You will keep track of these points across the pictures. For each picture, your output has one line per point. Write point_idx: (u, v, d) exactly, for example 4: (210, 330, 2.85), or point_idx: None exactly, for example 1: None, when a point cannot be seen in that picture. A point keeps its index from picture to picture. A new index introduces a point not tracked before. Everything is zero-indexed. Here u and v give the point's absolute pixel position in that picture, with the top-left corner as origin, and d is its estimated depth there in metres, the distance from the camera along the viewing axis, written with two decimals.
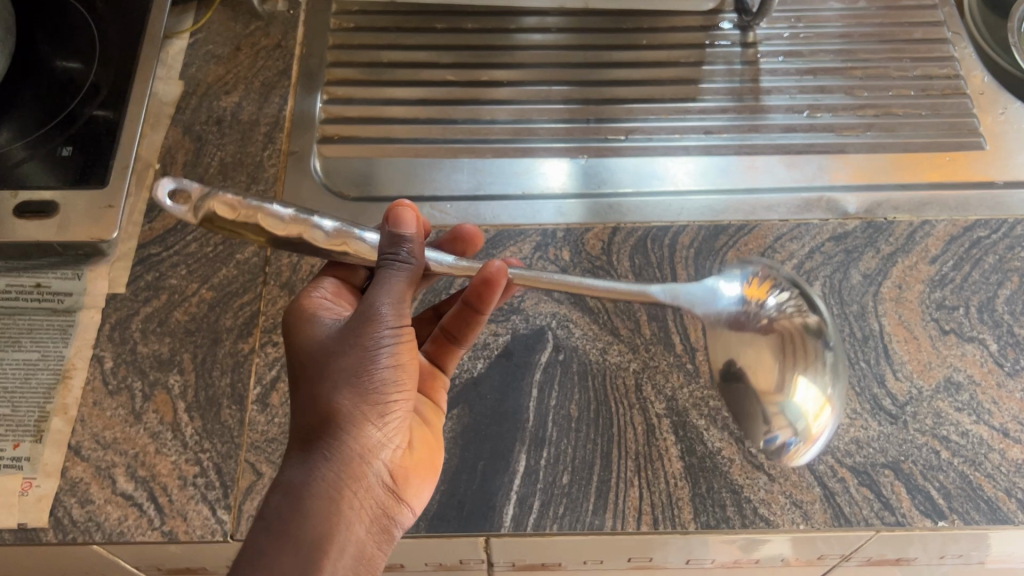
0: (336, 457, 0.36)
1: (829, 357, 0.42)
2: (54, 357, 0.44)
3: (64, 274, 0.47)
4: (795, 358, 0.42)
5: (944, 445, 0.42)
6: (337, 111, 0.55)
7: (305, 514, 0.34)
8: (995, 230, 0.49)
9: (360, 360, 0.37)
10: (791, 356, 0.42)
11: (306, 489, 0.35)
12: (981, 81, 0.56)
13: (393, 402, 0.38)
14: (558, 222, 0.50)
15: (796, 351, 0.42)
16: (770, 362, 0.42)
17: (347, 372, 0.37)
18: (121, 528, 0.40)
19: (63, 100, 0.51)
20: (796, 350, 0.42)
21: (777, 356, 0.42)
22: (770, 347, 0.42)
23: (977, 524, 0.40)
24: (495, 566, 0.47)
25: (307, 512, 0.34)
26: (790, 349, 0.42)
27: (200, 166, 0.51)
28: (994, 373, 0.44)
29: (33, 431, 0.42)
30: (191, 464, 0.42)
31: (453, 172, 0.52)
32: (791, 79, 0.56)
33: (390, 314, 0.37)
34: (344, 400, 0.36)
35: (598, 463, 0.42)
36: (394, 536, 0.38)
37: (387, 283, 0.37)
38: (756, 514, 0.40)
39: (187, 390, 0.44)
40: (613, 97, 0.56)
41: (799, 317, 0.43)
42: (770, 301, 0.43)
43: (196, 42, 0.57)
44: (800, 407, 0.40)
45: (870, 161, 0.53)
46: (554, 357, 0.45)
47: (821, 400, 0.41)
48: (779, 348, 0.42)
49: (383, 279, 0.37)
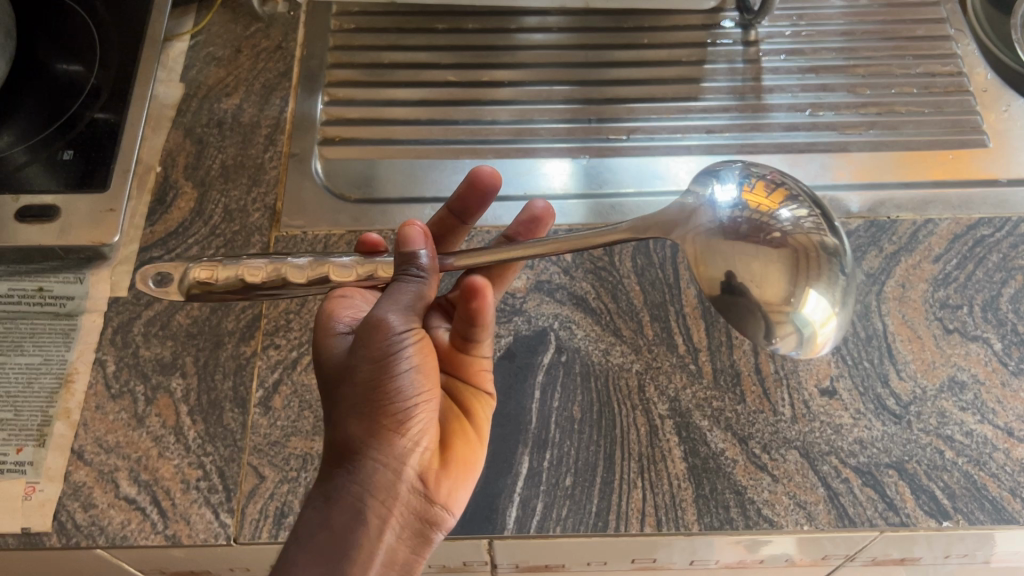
0: (356, 467, 0.36)
1: (842, 277, 0.38)
2: (57, 361, 0.44)
3: (66, 278, 0.47)
4: (797, 276, 0.38)
5: (948, 444, 0.42)
6: (338, 112, 0.55)
7: (332, 530, 0.34)
8: (999, 228, 0.49)
9: (377, 370, 0.37)
10: (795, 273, 0.38)
11: (329, 500, 0.35)
12: (984, 78, 0.56)
13: (409, 405, 0.37)
14: (560, 222, 0.50)
15: (803, 271, 0.38)
16: (774, 279, 0.38)
17: (361, 386, 0.37)
18: (124, 532, 0.40)
19: (64, 104, 0.51)
20: (804, 271, 0.38)
21: (785, 270, 0.38)
22: (782, 262, 0.38)
23: (981, 524, 0.40)
24: (499, 568, 0.47)
25: (334, 521, 0.35)
26: (802, 265, 0.38)
27: (202, 169, 0.51)
28: (998, 372, 0.44)
29: (36, 436, 0.42)
30: (194, 467, 0.42)
31: (454, 172, 0.52)
32: (793, 77, 0.56)
33: (398, 322, 0.37)
34: (358, 412, 0.37)
35: (601, 464, 0.42)
36: (431, 540, 0.38)
37: (392, 295, 0.38)
38: (760, 515, 0.40)
39: (190, 394, 0.44)
40: (614, 97, 0.55)
41: (817, 234, 0.39)
42: (783, 212, 0.39)
43: (197, 44, 0.57)
44: (807, 316, 0.37)
45: (873, 159, 0.52)
46: (557, 358, 0.45)
47: (829, 312, 0.37)
48: (788, 261, 0.38)
49: (388, 292, 0.38)
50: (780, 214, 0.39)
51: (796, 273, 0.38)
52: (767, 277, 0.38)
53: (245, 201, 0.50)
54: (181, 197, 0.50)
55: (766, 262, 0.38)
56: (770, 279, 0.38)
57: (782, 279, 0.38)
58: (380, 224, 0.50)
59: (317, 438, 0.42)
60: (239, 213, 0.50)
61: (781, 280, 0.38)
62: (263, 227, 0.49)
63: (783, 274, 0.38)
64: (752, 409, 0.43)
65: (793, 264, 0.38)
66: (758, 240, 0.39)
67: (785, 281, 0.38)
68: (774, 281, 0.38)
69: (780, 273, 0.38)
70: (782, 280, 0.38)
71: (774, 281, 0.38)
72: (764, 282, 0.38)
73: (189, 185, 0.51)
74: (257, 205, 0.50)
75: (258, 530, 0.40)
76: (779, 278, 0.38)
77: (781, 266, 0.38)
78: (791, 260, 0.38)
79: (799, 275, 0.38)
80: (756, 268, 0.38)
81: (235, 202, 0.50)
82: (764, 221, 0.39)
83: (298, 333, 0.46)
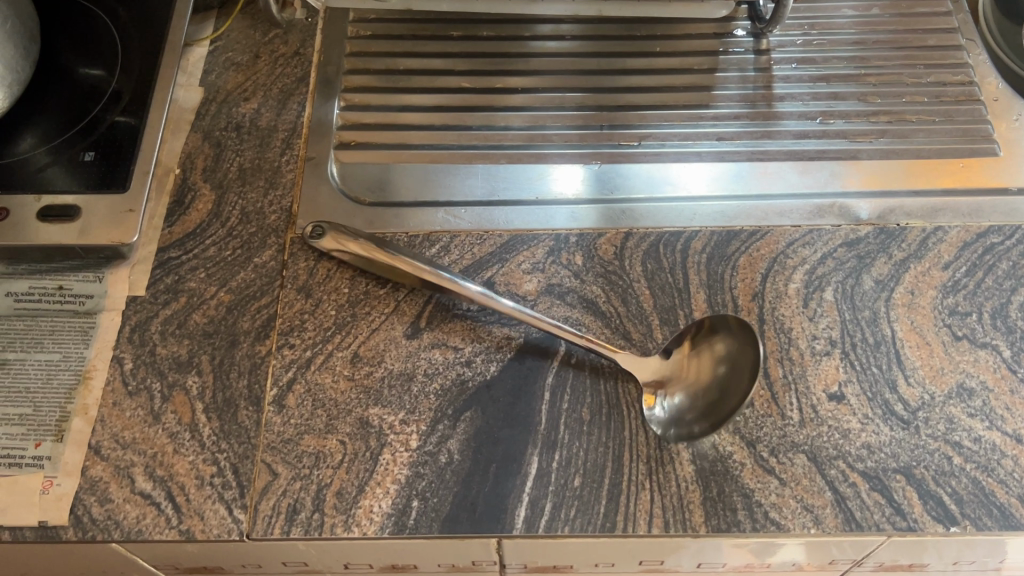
0: None
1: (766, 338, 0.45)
2: (76, 357, 0.45)
3: (86, 277, 0.48)
4: (705, 343, 0.45)
5: (956, 451, 0.42)
6: (353, 116, 0.55)
7: None
8: (1009, 237, 0.49)
9: None
10: (704, 351, 0.45)
11: None
12: (995, 87, 0.56)
13: None
14: (572, 227, 0.50)
15: (702, 339, 0.45)
16: (705, 358, 0.45)
17: None
18: (139, 526, 0.41)
19: (86, 107, 0.52)
20: (700, 338, 0.46)
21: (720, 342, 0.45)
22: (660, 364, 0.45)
23: (989, 530, 0.40)
24: (507, 568, 0.47)
25: None
26: (688, 344, 0.45)
27: (219, 172, 0.52)
28: (1007, 379, 0.44)
29: (54, 431, 0.43)
30: (208, 464, 0.42)
31: (467, 176, 0.53)
32: (804, 85, 0.57)
33: None
34: None
35: (609, 466, 0.42)
36: None
37: None
38: (767, 518, 0.41)
39: (205, 391, 0.44)
40: (626, 104, 0.56)
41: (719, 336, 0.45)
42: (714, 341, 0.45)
43: (216, 49, 0.58)
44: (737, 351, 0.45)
45: (883, 167, 0.53)
46: (566, 361, 0.45)
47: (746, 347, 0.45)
48: (680, 378, 0.45)
49: None
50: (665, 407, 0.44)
51: (698, 344, 0.45)
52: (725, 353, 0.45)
53: (262, 204, 0.51)
54: (199, 198, 0.51)
55: (691, 390, 0.44)
56: (710, 368, 0.45)
57: (703, 357, 0.45)
58: (394, 227, 0.50)
59: (329, 437, 0.43)
60: (256, 215, 0.51)
61: (723, 340, 0.45)
62: (280, 229, 0.50)
63: (703, 367, 0.45)
64: (761, 413, 0.43)
65: (693, 356, 0.45)
66: (683, 403, 0.44)
67: (724, 339, 0.45)
68: (720, 352, 0.45)
69: (702, 370, 0.45)
70: (717, 358, 0.45)
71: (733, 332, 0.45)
72: (715, 367, 0.45)
73: (207, 187, 0.52)
74: (274, 208, 0.51)
75: (270, 526, 0.41)
76: (707, 367, 0.45)
77: (693, 381, 0.44)
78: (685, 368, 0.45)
79: (704, 358, 0.45)
80: (699, 384, 0.44)
81: (252, 204, 0.51)
82: (669, 413, 0.44)
83: (312, 333, 0.46)
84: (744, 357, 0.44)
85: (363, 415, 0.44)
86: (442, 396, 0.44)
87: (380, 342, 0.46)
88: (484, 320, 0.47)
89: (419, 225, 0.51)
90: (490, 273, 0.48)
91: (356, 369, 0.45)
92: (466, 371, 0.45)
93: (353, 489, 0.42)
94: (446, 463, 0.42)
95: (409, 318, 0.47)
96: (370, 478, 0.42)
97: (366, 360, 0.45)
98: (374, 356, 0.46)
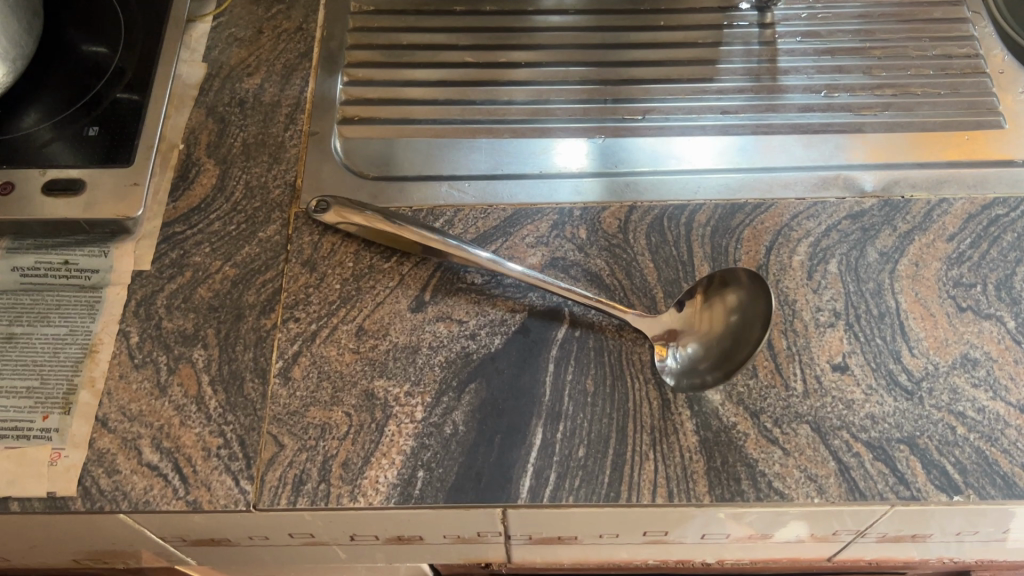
0: None
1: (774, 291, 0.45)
2: (82, 331, 0.45)
3: (91, 252, 0.48)
4: (718, 296, 0.46)
5: (960, 421, 0.42)
6: (357, 91, 0.55)
7: None
8: (1014, 208, 0.49)
9: None
10: (716, 304, 0.46)
11: None
12: (1001, 60, 0.56)
13: None
14: (575, 201, 0.50)
15: (714, 292, 0.46)
16: (718, 309, 0.45)
17: None
18: (146, 497, 0.41)
19: (89, 83, 0.52)
20: (713, 291, 0.46)
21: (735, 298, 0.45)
22: (674, 316, 0.45)
23: (992, 499, 0.40)
24: (512, 539, 0.47)
25: None
26: (700, 298, 0.46)
27: (223, 147, 0.52)
28: (1011, 350, 0.44)
29: (61, 403, 0.43)
30: (214, 436, 0.43)
31: (471, 151, 0.53)
32: (809, 58, 0.56)
33: None
34: None
35: (613, 437, 0.42)
36: None
37: None
38: (770, 487, 0.41)
39: (211, 363, 0.45)
40: (630, 78, 0.56)
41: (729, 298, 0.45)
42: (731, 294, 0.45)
43: (219, 25, 0.58)
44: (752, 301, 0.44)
45: (888, 140, 0.52)
46: (571, 334, 0.45)
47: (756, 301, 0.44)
48: (694, 329, 0.45)
49: None
50: (678, 357, 0.44)
51: (711, 298, 0.46)
52: (737, 304, 0.45)
53: (265, 178, 0.51)
54: (203, 173, 0.51)
55: (704, 340, 0.45)
56: (723, 319, 0.45)
57: (715, 309, 0.45)
58: (398, 201, 0.50)
59: (335, 409, 0.43)
60: (260, 190, 0.51)
61: (734, 292, 0.45)
62: (284, 204, 0.50)
63: (715, 319, 0.45)
64: (764, 384, 0.43)
65: (706, 308, 0.46)
66: (696, 353, 0.45)
67: (736, 291, 0.45)
68: (731, 303, 0.45)
69: (715, 321, 0.45)
70: (730, 309, 0.45)
71: (742, 284, 0.45)
72: (728, 319, 0.45)
73: (211, 162, 0.52)
74: (278, 182, 0.51)
75: (276, 497, 0.41)
76: (720, 317, 0.45)
77: (706, 330, 0.45)
78: (698, 319, 0.45)
79: (716, 309, 0.45)
80: (711, 334, 0.45)
81: (256, 179, 0.51)
82: (682, 364, 0.44)
83: (317, 307, 0.46)
84: (755, 308, 0.44)
85: (369, 387, 0.44)
86: (447, 368, 0.44)
87: (385, 315, 0.46)
88: (489, 293, 0.47)
89: (423, 199, 0.51)
90: (494, 246, 0.48)
91: (361, 342, 0.45)
92: (470, 344, 0.45)
93: (359, 460, 0.42)
94: (452, 435, 0.42)
95: (414, 291, 0.47)
96: (375, 449, 0.42)
97: (371, 332, 0.46)
98: (379, 329, 0.46)
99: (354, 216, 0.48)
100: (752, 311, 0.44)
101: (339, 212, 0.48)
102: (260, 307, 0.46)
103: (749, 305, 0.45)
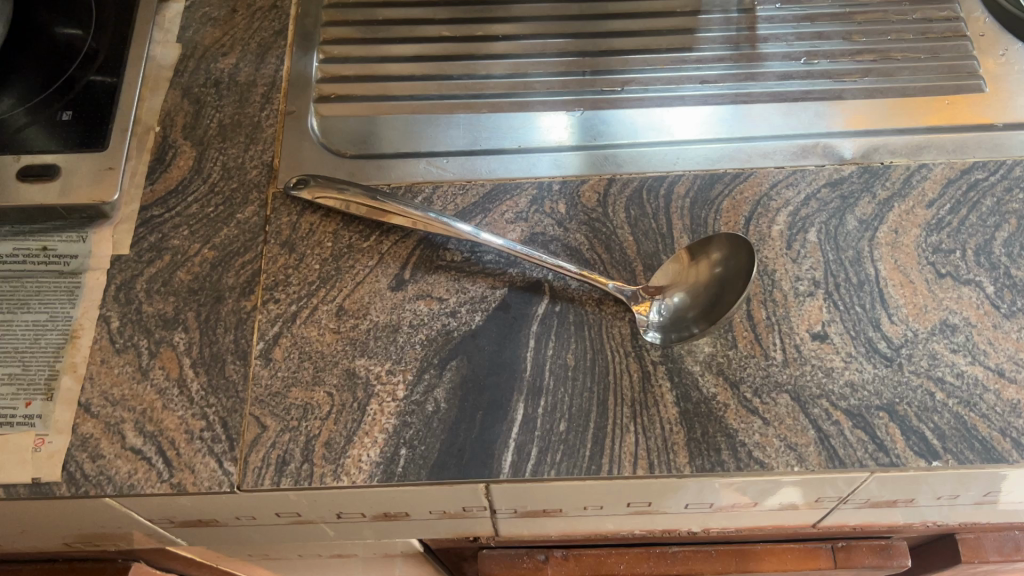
0: None
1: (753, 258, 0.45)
2: (63, 318, 0.45)
3: (70, 238, 0.48)
4: (704, 253, 0.46)
5: (939, 387, 0.42)
6: (333, 69, 0.55)
7: None
8: (993, 172, 0.49)
9: None
10: (703, 259, 0.46)
11: None
12: (981, 23, 0.56)
13: None
14: (554, 175, 0.50)
15: (699, 248, 0.46)
16: (703, 264, 0.46)
17: None
18: (131, 481, 0.41)
19: (61, 66, 0.52)
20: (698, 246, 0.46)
21: (718, 260, 0.46)
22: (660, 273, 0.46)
23: (970, 463, 0.40)
24: (498, 513, 0.48)
25: None
26: (686, 256, 0.46)
27: (199, 129, 0.52)
28: (990, 316, 0.44)
29: (44, 390, 0.43)
30: (197, 418, 0.43)
31: (449, 127, 0.52)
32: (788, 26, 0.56)
33: None
34: None
35: (595, 410, 0.42)
36: None
37: None
38: (751, 457, 0.41)
39: (192, 346, 0.45)
40: (608, 49, 0.56)
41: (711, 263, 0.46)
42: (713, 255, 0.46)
43: (192, 5, 0.57)
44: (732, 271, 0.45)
45: (867, 106, 0.52)
46: (551, 309, 0.45)
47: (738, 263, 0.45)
48: (679, 285, 0.46)
49: None
50: (663, 310, 0.45)
51: (698, 255, 0.46)
52: (723, 258, 0.46)
53: (243, 158, 0.51)
54: (180, 155, 0.51)
55: (690, 294, 0.45)
56: (708, 272, 0.45)
57: (702, 265, 0.46)
58: (377, 179, 0.50)
59: (317, 389, 0.43)
60: (237, 171, 0.51)
61: (719, 247, 0.46)
62: (261, 184, 0.50)
63: (700, 273, 0.46)
64: (744, 354, 0.44)
65: (693, 264, 0.46)
66: (681, 305, 0.45)
67: (720, 245, 0.46)
68: (717, 257, 0.46)
69: (701, 276, 0.45)
70: (715, 262, 0.46)
71: (726, 239, 0.46)
72: (714, 272, 0.45)
73: (188, 144, 0.51)
74: (256, 162, 0.51)
75: (260, 478, 0.41)
76: (706, 271, 0.46)
77: (693, 284, 0.45)
78: (684, 276, 0.46)
79: (702, 264, 0.46)
80: (697, 287, 0.45)
81: (233, 160, 0.51)
82: (668, 317, 0.45)
83: (297, 287, 0.46)
84: (739, 260, 0.45)
85: (350, 366, 0.44)
86: (428, 346, 0.44)
87: (365, 294, 0.46)
88: (469, 270, 0.47)
89: (402, 176, 0.50)
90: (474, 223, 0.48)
91: (342, 321, 0.45)
92: (451, 321, 0.45)
93: (341, 439, 0.42)
94: (433, 412, 0.43)
95: (394, 269, 0.47)
96: (357, 428, 0.42)
97: (352, 312, 0.46)
98: (359, 308, 0.46)
99: (330, 194, 0.48)
100: (737, 263, 0.45)
101: (315, 190, 0.48)
102: (237, 289, 0.46)
103: (736, 259, 0.45)
